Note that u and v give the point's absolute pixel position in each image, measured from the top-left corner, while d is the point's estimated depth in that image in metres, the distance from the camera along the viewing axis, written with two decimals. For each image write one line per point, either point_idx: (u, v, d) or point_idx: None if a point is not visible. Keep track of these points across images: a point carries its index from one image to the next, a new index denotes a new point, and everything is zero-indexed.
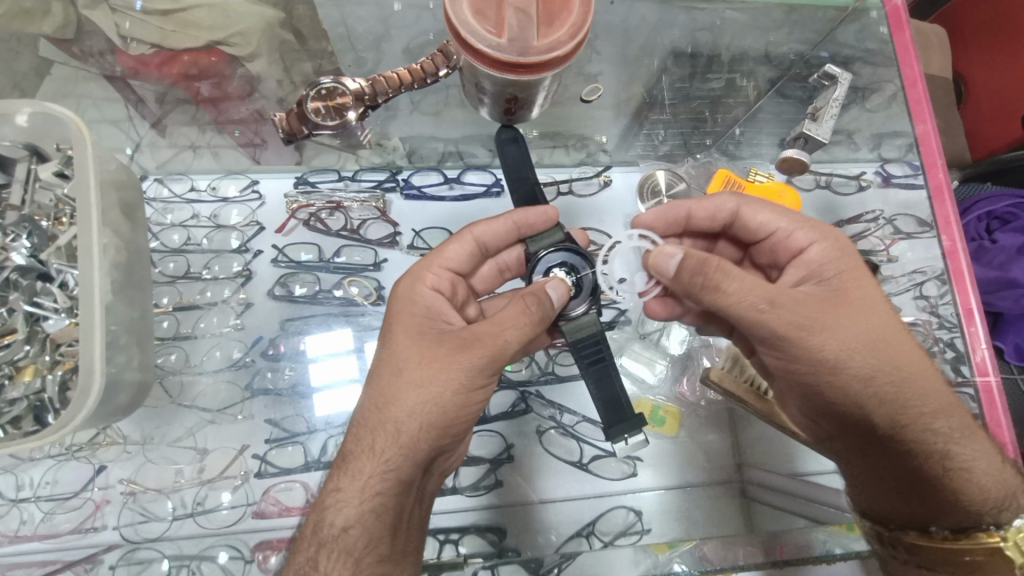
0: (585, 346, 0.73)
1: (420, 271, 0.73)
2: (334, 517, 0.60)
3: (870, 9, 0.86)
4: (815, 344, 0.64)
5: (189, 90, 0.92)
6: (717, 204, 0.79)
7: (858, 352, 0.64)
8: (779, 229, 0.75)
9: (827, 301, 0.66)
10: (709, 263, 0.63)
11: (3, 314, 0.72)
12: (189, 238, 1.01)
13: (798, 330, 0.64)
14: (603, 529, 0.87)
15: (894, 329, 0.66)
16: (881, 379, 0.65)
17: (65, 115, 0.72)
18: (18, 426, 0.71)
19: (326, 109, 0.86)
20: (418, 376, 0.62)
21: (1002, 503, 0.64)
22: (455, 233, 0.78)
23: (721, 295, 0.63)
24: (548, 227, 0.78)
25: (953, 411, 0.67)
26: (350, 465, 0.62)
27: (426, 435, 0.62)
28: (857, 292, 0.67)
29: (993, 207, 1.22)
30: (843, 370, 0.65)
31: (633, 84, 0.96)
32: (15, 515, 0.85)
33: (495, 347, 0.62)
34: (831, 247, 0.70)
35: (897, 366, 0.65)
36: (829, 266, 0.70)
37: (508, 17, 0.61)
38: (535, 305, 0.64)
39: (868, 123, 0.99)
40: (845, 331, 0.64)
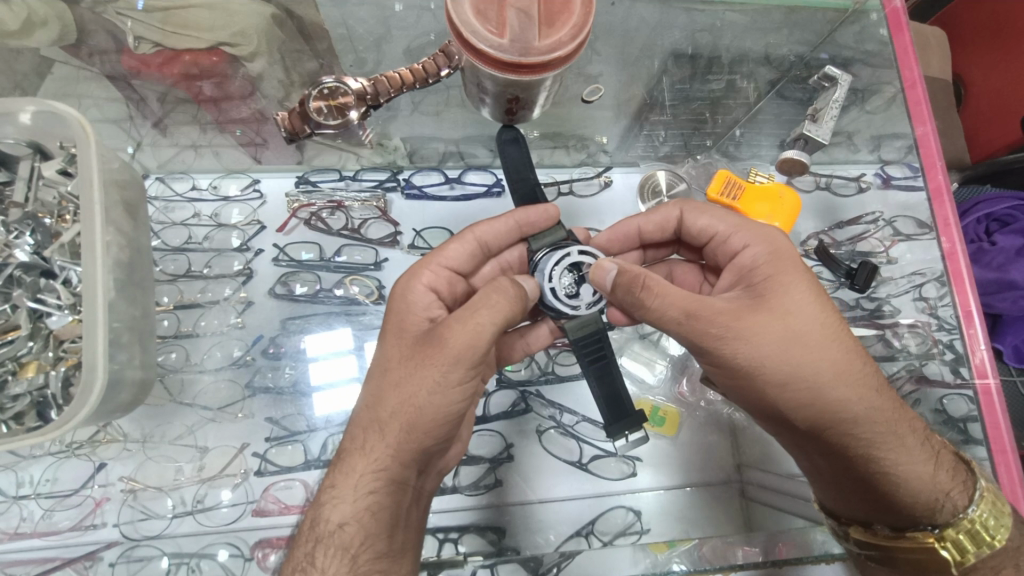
0: (587, 343, 0.73)
1: (416, 270, 0.74)
2: (329, 515, 0.60)
3: (870, 11, 0.86)
4: (734, 351, 0.64)
5: (189, 90, 0.92)
6: (665, 213, 0.81)
7: (782, 360, 0.64)
8: (718, 233, 0.77)
9: (747, 307, 0.66)
10: (639, 279, 0.65)
11: (5, 310, 0.72)
12: (190, 237, 1.02)
13: (719, 337, 0.65)
14: (601, 529, 0.87)
15: (822, 332, 0.66)
16: (808, 386, 0.65)
17: (69, 112, 0.72)
18: (21, 421, 0.71)
19: (329, 108, 0.85)
20: (400, 374, 0.63)
21: (931, 504, 0.66)
22: (457, 233, 0.78)
23: (647, 309, 0.66)
24: (551, 226, 0.78)
25: (888, 414, 0.66)
26: (342, 463, 0.63)
27: (409, 431, 0.62)
28: (790, 297, 0.66)
29: (993, 209, 1.22)
30: (761, 376, 0.65)
31: (634, 85, 0.96)
32: (15, 513, 0.85)
33: (474, 340, 0.61)
34: (766, 251, 0.71)
35: (824, 371, 0.65)
36: (763, 271, 0.69)
37: (510, 17, 0.62)
38: (505, 288, 0.65)
39: (868, 125, 1.00)
40: (769, 339, 0.64)
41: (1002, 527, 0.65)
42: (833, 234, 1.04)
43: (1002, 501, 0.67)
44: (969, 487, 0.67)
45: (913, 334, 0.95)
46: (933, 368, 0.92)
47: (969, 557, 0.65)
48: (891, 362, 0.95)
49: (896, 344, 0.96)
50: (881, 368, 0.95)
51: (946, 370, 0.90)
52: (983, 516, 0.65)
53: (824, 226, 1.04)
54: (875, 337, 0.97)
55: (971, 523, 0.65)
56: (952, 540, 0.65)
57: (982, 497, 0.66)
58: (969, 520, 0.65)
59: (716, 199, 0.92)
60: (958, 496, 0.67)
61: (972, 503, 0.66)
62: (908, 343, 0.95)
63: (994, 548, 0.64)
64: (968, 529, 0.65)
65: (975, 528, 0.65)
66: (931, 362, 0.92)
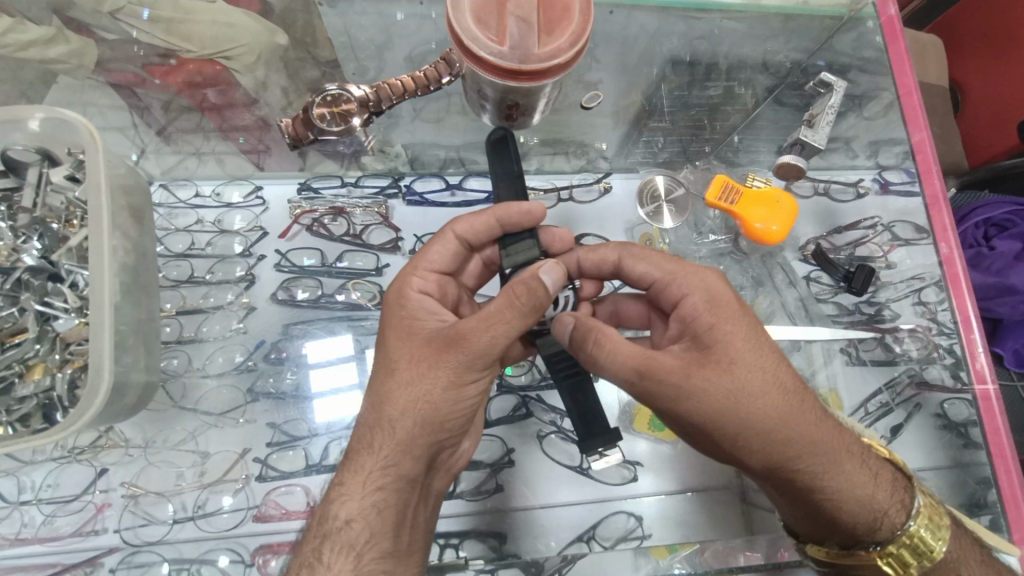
0: (560, 362, 0.78)
1: (408, 274, 0.73)
2: (337, 511, 0.61)
3: (865, 18, 0.89)
4: (686, 411, 0.63)
5: (192, 99, 0.96)
6: (602, 254, 0.78)
7: (728, 419, 0.62)
8: (656, 279, 0.73)
9: (693, 369, 0.63)
10: (590, 331, 0.66)
11: (14, 313, 0.73)
12: (193, 243, 1.01)
13: (670, 397, 0.63)
14: (603, 534, 0.88)
15: (767, 390, 0.63)
16: (758, 441, 0.63)
17: (78, 119, 0.73)
18: (27, 424, 0.71)
19: (332, 114, 0.86)
20: (409, 375, 0.63)
21: (873, 523, 0.68)
22: (437, 233, 0.78)
23: (599, 364, 0.66)
24: (534, 223, 0.76)
25: (835, 447, 0.66)
26: (351, 462, 0.63)
27: (421, 430, 0.63)
28: (731, 350, 0.64)
29: (992, 214, 1.23)
30: (710, 433, 0.64)
31: (632, 92, 0.97)
32: (16, 518, 0.85)
33: (483, 343, 0.61)
34: (705, 299, 0.67)
35: (773, 425, 0.63)
36: (705, 323, 0.66)
37: (509, 25, 0.63)
38: (525, 294, 0.60)
39: (865, 131, 1.01)
40: (715, 399, 0.62)
41: (939, 540, 0.68)
42: (831, 239, 1.04)
43: (938, 511, 0.69)
44: (907, 503, 0.69)
45: (913, 338, 0.96)
46: (933, 372, 0.93)
47: (913, 569, 0.68)
48: (891, 367, 0.96)
49: (896, 348, 0.96)
50: (881, 372, 0.96)
51: (946, 375, 0.92)
52: (921, 530, 0.68)
53: (823, 231, 1.04)
54: (875, 341, 0.96)
55: (910, 538, 0.68)
56: (896, 555, 0.68)
57: (920, 512, 0.68)
58: (907, 535, 0.67)
59: (714, 204, 0.92)
60: (896, 513, 0.68)
61: (910, 519, 0.68)
62: (908, 349, 0.96)
63: (934, 560, 0.67)
64: (908, 543, 0.67)
65: (916, 541, 0.67)
66: (932, 367, 0.94)
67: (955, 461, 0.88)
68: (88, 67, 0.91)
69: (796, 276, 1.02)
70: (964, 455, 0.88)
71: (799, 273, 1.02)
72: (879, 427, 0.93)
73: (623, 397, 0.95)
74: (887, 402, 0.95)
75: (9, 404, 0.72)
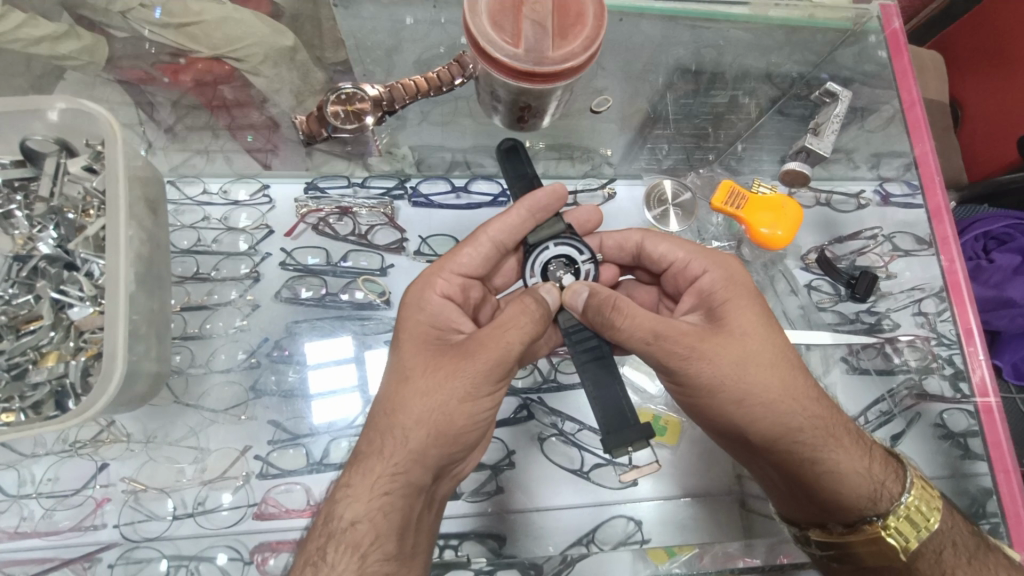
0: (577, 332, 0.73)
1: (432, 276, 0.75)
2: (343, 512, 0.61)
3: (868, 33, 0.92)
4: (694, 371, 0.67)
5: (202, 96, 0.97)
6: (625, 236, 0.83)
7: (738, 378, 0.67)
8: (677, 260, 0.79)
9: (704, 333, 0.68)
10: (614, 300, 0.66)
11: (31, 301, 0.75)
12: (199, 240, 1.01)
13: (683, 359, 0.66)
14: (602, 538, 0.88)
15: (773, 354, 0.68)
16: (760, 402, 0.67)
17: (99, 111, 0.74)
18: (40, 410, 0.71)
19: (345, 113, 0.87)
20: (424, 384, 0.64)
21: (872, 496, 0.69)
22: (471, 234, 0.77)
23: (618, 330, 0.67)
24: (560, 204, 0.76)
25: (830, 415, 0.70)
26: (360, 464, 0.64)
27: (436, 440, 0.64)
28: (739, 320, 0.69)
29: (991, 228, 1.24)
30: (718, 394, 0.67)
31: (638, 99, 0.98)
32: (14, 512, 0.85)
33: (498, 350, 0.63)
34: (722, 277, 0.73)
35: (773, 389, 0.67)
36: (717, 295, 0.72)
37: (525, 29, 0.64)
38: (533, 302, 0.66)
39: (867, 143, 1.03)
40: (724, 359, 0.67)
41: (934, 510, 0.68)
42: (833, 248, 1.05)
43: (931, 487, 0.71)
44: (901, 475, 0.71)
45: (911, 348, 0.96)
46: (932, 383, 0.94)
47: (913, 543, 0.68)
48: (891, 377, 0.96)
49: (895, 359, 0.97)
50: (882, 382, 0.96)
51: (945, 386, 0.93)
52: (915, 503, 0.69)
53: (824, 240, 1.05)
54: (875, 350, 0.97)
55: (907, 510, 0.68)
56: (895, 528, 0.68)
57: (914, 485, 0.69)
58: (904, 507, 0.68)
59: (720, 208, 0.93)
60: (894, 485, 0.70)
61: (906, 491, 0.69)
62: (907, 359, 0.96)
63: (932, 531, 0.68)
64: (906, 515, 0.68)
65: (912, 515, 0.68)
66: (930, 377, 0.94)
67: (956, 471, 0.89)
68: (98, 64, 0.93)
69: (797, 284, 1.03)
70: (963, 466, 0.89)
71: (800, 281, 1.03)
72: (879, 436, 0.93)
73: None
74: (887, 411, 0.95)
75: (24, 389, 0.72)
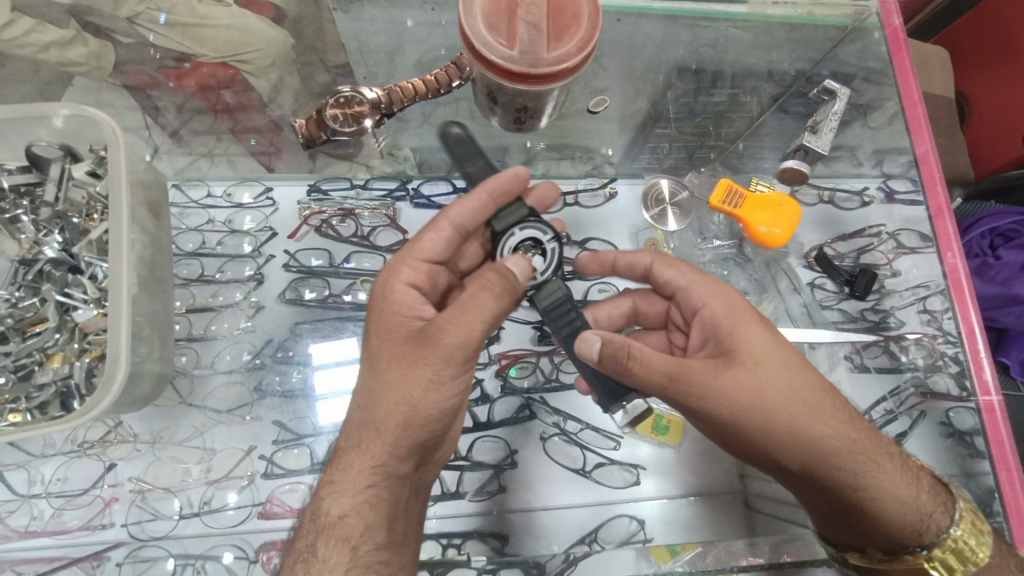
0: (555, 311, 0.72)
1: (394, 266, 0.71)
2: (329, 508, 0.62)
3: (870, 29, 0.91)
4: (720, 411, 0.65)
5: (205, 100, 0.96)
6: (637, 259, 0.83)
7: (767, 418, 0.65)
8: (681, 288, 0.77)
9: (725, 370, 0.66)
10: (628, 347, 0.65)
11: (36, 304, 0.76)
12: (203, 243, 1.02)
13: (706, 401, 0.65)
14: (604, 537, 0.87)
15: (797, 387, 0.67)
16: (791, 439, 0.66)
17: (102, 117, 0.75)
18: (46, 410, 0.72)
19: (344, 116, 0.88)
20: (393, 376, 0.63)
21: (918, 526, 0.68)
22: (432, 219, 0.72)
23: (639, 375, 0.66)
24: (524, 189, 0.70)
25: (867, 445, 0.68)
26: (340, 460, 0.64)
27: (411, 428, 0.63)
28: (755, 353, 0.67)
29: (997, 224, 1.23)
30: (745, 434, 0.66)
31: (639, 99, 0.99)
32: (24, 511, 0.86)
33: (462, 334, 0.61)
34: (724, 307, 0.71)
35: (803, 425, 0.66)
36: (724, 328, 0.70)
37: (520, 30, 0.64)
38: (494, 281, 0.61)
39: (871, 140, 1.02)
40: (749, 399, 0.65)
41: (982, 543, 0.68)
42: (836, 245, 1.05)
43: (979, 517, 0.69)
44: (949, 507, 0.69)
45: (919, 347, 0.96)
46: (939, 382, 0.93)
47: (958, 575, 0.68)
48: (896, 374, 0.96)
49: (901, 357, 0.97)
50: (886, 380, 0.96)
51: (951, 385, 0.91)
52: (964, 536, 0.68)
53: (826, 237, 1.05)
54: (879, 349, 0.97)
55: (954, 542, 0.68)
56: (940, 558, 0.68)
57: (962, 517, 0.68)
58: (952, 540, 0.68)
59: (717, 207, 0.93)
60: (941, 517, 0.69)
61: (954, 523, 0.68)
62: (914, 358, 0.96)
63: (982, 563, 0.67)
64: (953, 547, 0.68)
65: (960, 546, 0.68)
66: (938, 375, 0.93)
67: (962, 470, 0.87)
68: (105, 70, 0.95)
69: (800, 283, 1.03)
70: (969, 465, 0.87)
71: (803, 279, 1.03)
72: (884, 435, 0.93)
73: None
74: (891, 410, 0.95)
75: (29, 391, 0.73)
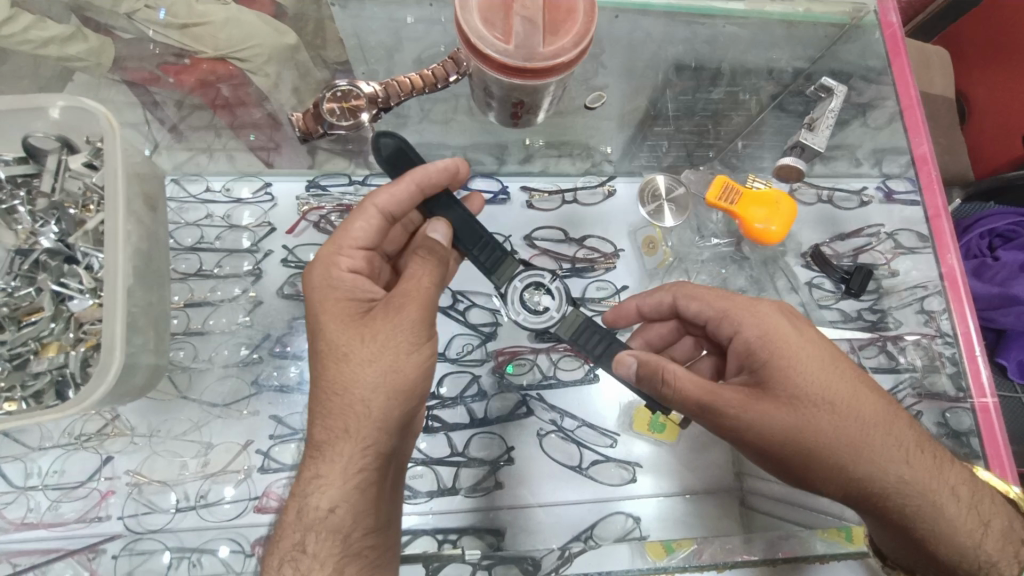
0: (585, 335, 0.74)
1: (333, 256, 0.71)
2: (318, 501, 0.61)
3: (868, 27, 0.92)
4: (752, 440, 0.66)
5: (205, 96, 0.98)
6: (658, 297, 0.82)
7: (801, 450, 0.65)
8: (710, 318, 0.75)
9: (758, 402, 0.66)
10: (662, 371, 0.67)
11: (32, 293, 0.76)
12: (202, 237, 1.02)
13: (738, 429, 0.66)
14: (600, 534, 0.86)
15: (840, 421, 0.64)
16: (831, 471, 0.65)
17: (97, 107, 0.75)
18: (40, 399, 0.73)
19: (341, 109, 0.87)
20: (367, 354, 0.63)
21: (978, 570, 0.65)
22: (359, 206, 0.73)
23: (673, 397, 0.68)
24: (453, 181, 0.74)
25: (924, 479, 0.64)
26: (324, 452, 0.62)
27: (392, 405, 0.63)
28: (793, 385, 0.65)
29: (996, 225, 1.23)
30: (780, 461, 0.67)
31: (638, 96, 0.99)
32: (21, 503, 0.87)
33: (422, 298, 0.65)
34: (759, 334, 0.68)
35: (846, 459, 0.64)
36: (759, 356, 0.67)
37: (516, 25, 0.64)
38: (432, 250, 0.67)
39: (870, 139, 1.02)
40: (779, 433, 0.65)
41: None
42: (834, 245, 1.04)
43: None
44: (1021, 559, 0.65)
45: (916, 349, 0.96)
46: (939, 383, 0.93)
47: None
48: (894, 374, 0.95)
49: (899, 358, 0.96)
50: (885, 379, 0.95)
51: (948, 385, 0.91)
52: None
53: (825, 237, 1.05)
54: (876, 349, 0.97)
55: None
56: None
57: None
58: None
59: (715, 204, 0.93)
60: (1008, 567, 0.65)
61: None
62: (912, 360, 0.96)
63: None
64: None
65: None
66: (937, 376, 0.93)
67: None
68: (105, 66, 0.95)
69: (798, 282, 1.03)
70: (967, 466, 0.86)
71: (801, 278, 1.03)
72: None
73: (624, 399, 0.96)
74: None
75: (25, 379, 0.74)
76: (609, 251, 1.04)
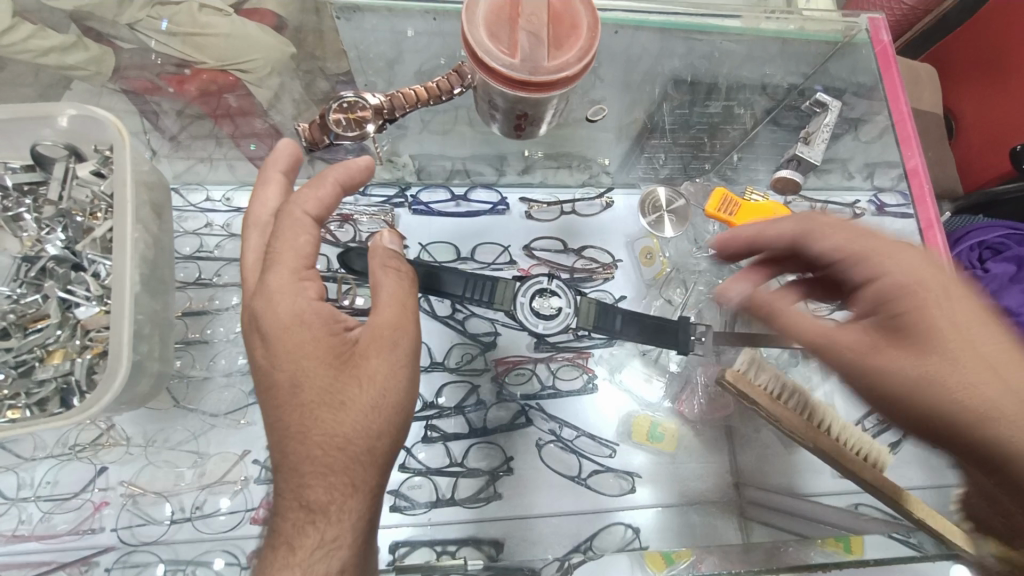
0: (602, 318, 0.80)
1: (284, 284, 0.60)
2: (321, 560, 0.54)
3: (859, 44, 0.93)
4: (870, 391, 0.58)
5: (206, 106, 0.98)
6: (780, 227, 0.67)
7: (929, 411, 0.55)
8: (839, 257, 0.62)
9: (882, 351, 0.57)
10: (760, 299, 0.67)
11: (39, 300, 0.76)
12: (201, 246, 1.02)
13: (856, 379, 0.59)
14: (600, 545, 0.86)
15: (986, 383, 0.53)
16: (966, 440, 0.54)
17: (107, 117, 0.76)
18: (45, 407, 0.72)
19: (347, 121, 0.87)
20: (365, 395, 0.59)
21: None
22: (287, 220, 0.62)
23: (784, 331, 0.64)
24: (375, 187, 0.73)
25: None
26: (320, 507, 0.55)
27: (390, 446, 0.60)
28: (931, 337, 0.54)
29: (987, 237, 1.25)
30: (904, 421, 0.58)
31: (635, 109, 1.00)
32: (13, 515, 0.85)
33: (411, 324, 0.64)
34: (900, 279, 0.56)
35: (989, 426, 0.52)
36: (895, 302, 0.57)
37: (521, 39, 0.65)
38: (395, 265, 0.67)
39: (863, 153, 1.03)
40: (903, 389, 0.55)
41: None
42: None
43: None
44: None
45: None
46: None
47: None
48: None
49: None
50: None
51: None
52: None
53: None
54: None
55: None
56: None
57: None
58: None
59: (714, 215, 0.94)
60: None
61: None
62: None
63: None
64: None
65: None
66: None
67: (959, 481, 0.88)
68: (106, 74, 0.94)
69: None
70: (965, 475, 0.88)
71: None
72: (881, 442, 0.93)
73: (622, 410, 0.96)
74: None
75: (29, 387, 0.73)
76: (607, 261, 1.06)
